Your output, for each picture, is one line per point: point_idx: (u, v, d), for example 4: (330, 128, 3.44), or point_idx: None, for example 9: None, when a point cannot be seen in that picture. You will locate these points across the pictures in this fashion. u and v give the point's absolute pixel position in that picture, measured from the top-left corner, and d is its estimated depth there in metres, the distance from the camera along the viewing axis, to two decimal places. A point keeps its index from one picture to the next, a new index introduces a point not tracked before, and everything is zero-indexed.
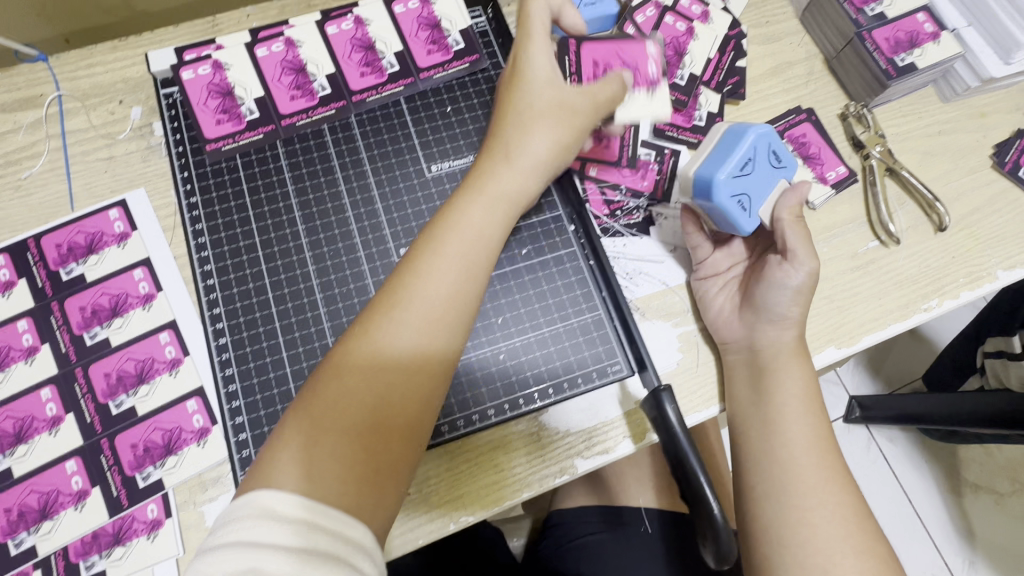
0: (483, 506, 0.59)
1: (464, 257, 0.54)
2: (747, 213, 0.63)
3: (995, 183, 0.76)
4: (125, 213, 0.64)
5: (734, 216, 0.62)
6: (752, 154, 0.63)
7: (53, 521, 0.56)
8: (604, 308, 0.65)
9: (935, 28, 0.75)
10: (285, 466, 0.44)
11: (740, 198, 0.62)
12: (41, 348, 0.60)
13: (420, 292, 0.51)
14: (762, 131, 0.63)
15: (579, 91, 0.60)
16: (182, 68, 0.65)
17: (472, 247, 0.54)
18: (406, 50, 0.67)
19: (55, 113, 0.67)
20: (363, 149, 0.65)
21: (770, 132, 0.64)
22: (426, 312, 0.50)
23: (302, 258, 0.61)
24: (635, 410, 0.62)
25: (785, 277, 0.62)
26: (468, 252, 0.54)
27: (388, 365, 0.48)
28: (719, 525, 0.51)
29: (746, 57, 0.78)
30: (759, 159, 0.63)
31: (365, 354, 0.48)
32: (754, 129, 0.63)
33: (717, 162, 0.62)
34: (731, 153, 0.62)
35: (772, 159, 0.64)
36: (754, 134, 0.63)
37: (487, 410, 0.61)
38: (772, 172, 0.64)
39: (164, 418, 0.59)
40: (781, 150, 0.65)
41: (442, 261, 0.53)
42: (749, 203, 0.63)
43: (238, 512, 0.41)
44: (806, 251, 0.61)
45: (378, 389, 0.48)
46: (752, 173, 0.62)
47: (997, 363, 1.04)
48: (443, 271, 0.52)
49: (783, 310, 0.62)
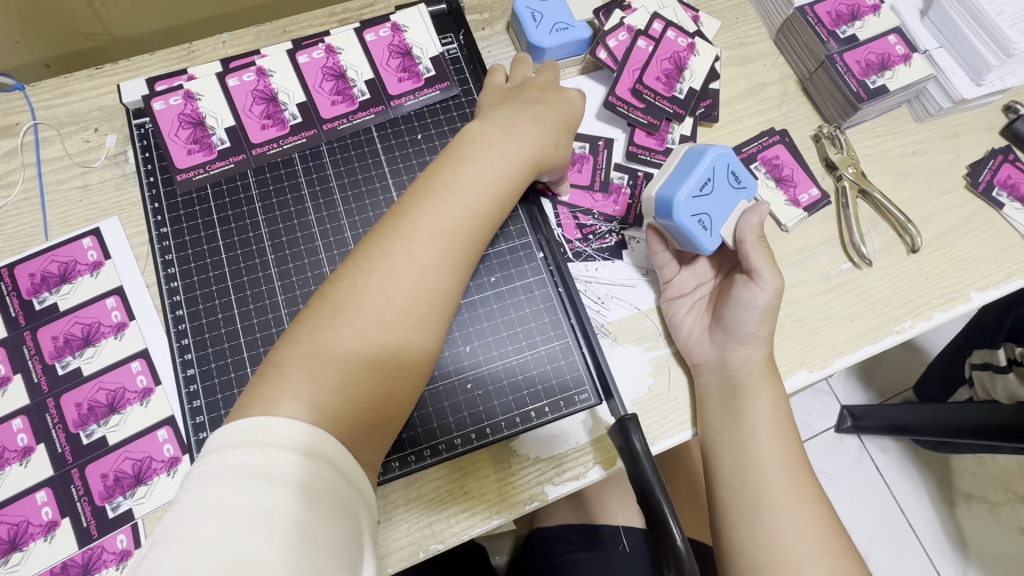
0: (452, 534, 0.59)
1: (481, 210, 0.54)
2: (708, 232, 0.64)
3: (969, 203, 0.76)
4: (99, 241, 0.65)
5: (693, 235, 0.63)
6: (712, 174, 0.64)
7: (23, 552, 0.56)
8: (573, 335, 0.65)
9: (907, 49, 0.75)
10: (297, 388, 0.44)
11: (700, 218, 0.63)
12: (13, 378, 0.60)
13: (441, 236, 0.52)
14: (721, 151, 0.64)
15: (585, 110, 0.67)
16: (154, 98, 0.65)
17: (489, 202, 0.55)
18: (377, 78, 0.67)
19: (31, 141, 0.68)
20: (334, 177, 0.65)
21: (730, 152, 0.65)
22: (442, 263, 0.51)
23: (270, 287, 0.62)
24: (603, 436, 0.63)
25: (751, 297, 0.62)
26: (486, 205, 0.55)
27: (404, 304, 0.49)
28: (683, 555, 0.50)
29: (719, 79, 0.78)
30: (719, 180, 0.64)
31: (382, 290, 0.49)
32: (714, 149, 0.64)
33: (676, 183, 0.63)
34: (689, 175, 0.63)
35: (732, 180, 0.65)
36: (713, 154, 0.63)
37: (454, 439, 0.61)
38: (733, 193, 0.65)
39: (134, 448, 0.59)
40: (743, 170, 0.65)
41: (455, 210, 0.53)
42: (710, 222, 0.64)
43: (238, 436, 0.40)
44: (769, 272, 0.61)
45: (389, 329, 0.48)
46: (711, 193, 0.64)
47: (984, 376, 1.04)
48: (457, 221, 0.53)
49: (751, 333, 0.63)
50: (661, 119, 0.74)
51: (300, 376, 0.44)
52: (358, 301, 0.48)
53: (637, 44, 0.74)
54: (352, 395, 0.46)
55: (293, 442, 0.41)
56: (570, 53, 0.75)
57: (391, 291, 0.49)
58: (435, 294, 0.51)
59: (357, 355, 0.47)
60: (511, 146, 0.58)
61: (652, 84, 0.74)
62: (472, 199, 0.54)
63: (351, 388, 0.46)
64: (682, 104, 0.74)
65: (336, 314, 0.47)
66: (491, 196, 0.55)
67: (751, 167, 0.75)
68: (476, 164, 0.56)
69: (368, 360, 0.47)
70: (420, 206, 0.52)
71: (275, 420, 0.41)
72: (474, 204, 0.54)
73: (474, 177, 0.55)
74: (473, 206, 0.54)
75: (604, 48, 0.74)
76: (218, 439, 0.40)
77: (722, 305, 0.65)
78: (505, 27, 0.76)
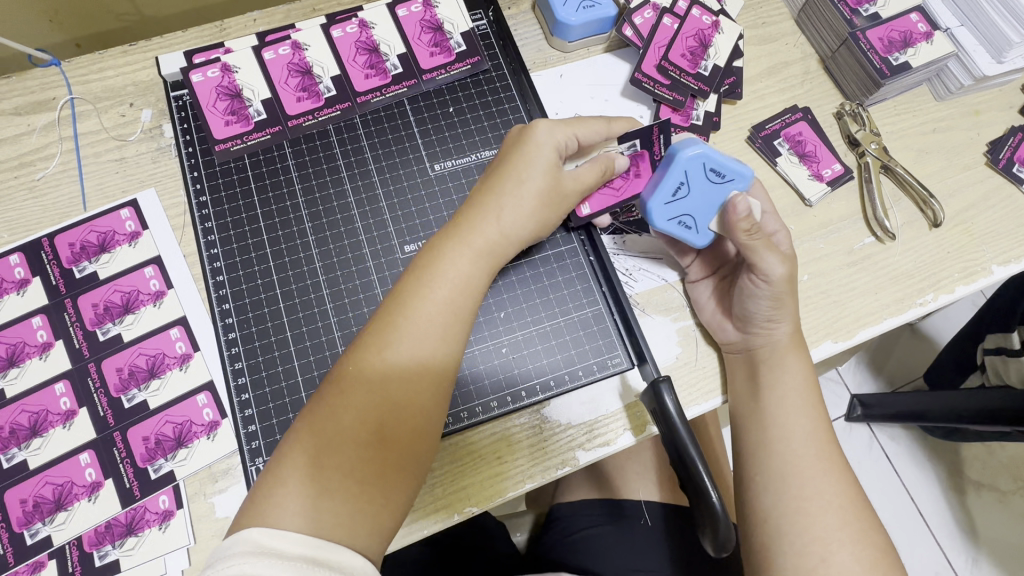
0: (486, 498, 0.60)
1: (444, 315, 0.52)
2: (695, 230, 0.64)
3: (989, 180, 0.77)
4: (136, 212, 0.66)
5: (679, 237, 0.65)
6: (684, 177, 0.62)
7: (67, 512, 0.57)
8: (605, 302, 0.67)
9: (929, 27, 0.76)
10: (275, 514, 0.45)
11: (681, 219, 0.64)
12: (55, 344, 0.61)
13: (412, 339, 0.51)
14: (692, 151, 0.61)
15: (573, 180, 0.60)
16: (192, 71, 0.67)
17: (453, 307, 0.53)
18: (409, 52, 0.70)
19: (68, 116, 0.68)
20: (367, 147, 0.68)
21: (704, 150, 0.61)
22: (400, 375, 0.50)
23: (309, 254, 0.64)
24: (635, 402, 0.64)
25: (755, 290, 0.61)
26: (450, 310, 0.53)
27: (364, 422, 0.48)
28: (719, 514, 0.52)
29: (742, 58, 0.79)
30: (694, 180, 0.62)
31: (337, 413, 0.48)
32: (682, 150, 0.61)
33: (651, 190, 0.64)
34: (660, 182, 0.63)
35: (712, 175, 0.62)
36: (681, 158, 0.61)
37: (490, 402, 0.62)
38: (714, 189, 0.62)
39: (174, 412, 0.60)
40: (725, 163, 0.61)
41: (427, 310, 0.52)
42: (695, 221, 0.64)
43: (233, 549, 0.42)
44: (767, 265, 0.59)
45: (358, 445, 0.48)
46: (687, 196, 0.63)
47: (997, 360, 1.03)
48: (430, 321, 0.52)
49: (764, 317, 0.62)
50: (687, 95, 0.75)
51: (274, 505, 0.45)
52: (319, 426, 0.48)
53: (662, 21, 0.75)
54: (340, 504, 0.46)
55: (279, 551, 0.43)
56: (596, 32, 0.75)
57: (346, 414, 0.48)
58: (398, 405, 0.50)
59: (334, 476, 0.47)
60: (473, 245, 0.55)
61: (678, 59, 0.75)
62: (430, 309, 0.52)
63: (336, 501, 0.46)
64: (708, 81, 0.75)
65: (299, 444, 0.48)
66: (454, 299, 0.53)
67: (775, 143, 0.76)
68: (435, 273, 0.53)
69: (349, 476, 0.47)
70: (374, 327, 0.52)
71: (266, 532, 0.43)
72: (436, 314, 0.52)
73: (431, 286, 0.53)
74: (432, 313, 0.52)
75: (629, 26, 0.75)
76: (223, 550, 0.43)
77: (732, 294, 0.65)
78: (530, 7, 0.77)
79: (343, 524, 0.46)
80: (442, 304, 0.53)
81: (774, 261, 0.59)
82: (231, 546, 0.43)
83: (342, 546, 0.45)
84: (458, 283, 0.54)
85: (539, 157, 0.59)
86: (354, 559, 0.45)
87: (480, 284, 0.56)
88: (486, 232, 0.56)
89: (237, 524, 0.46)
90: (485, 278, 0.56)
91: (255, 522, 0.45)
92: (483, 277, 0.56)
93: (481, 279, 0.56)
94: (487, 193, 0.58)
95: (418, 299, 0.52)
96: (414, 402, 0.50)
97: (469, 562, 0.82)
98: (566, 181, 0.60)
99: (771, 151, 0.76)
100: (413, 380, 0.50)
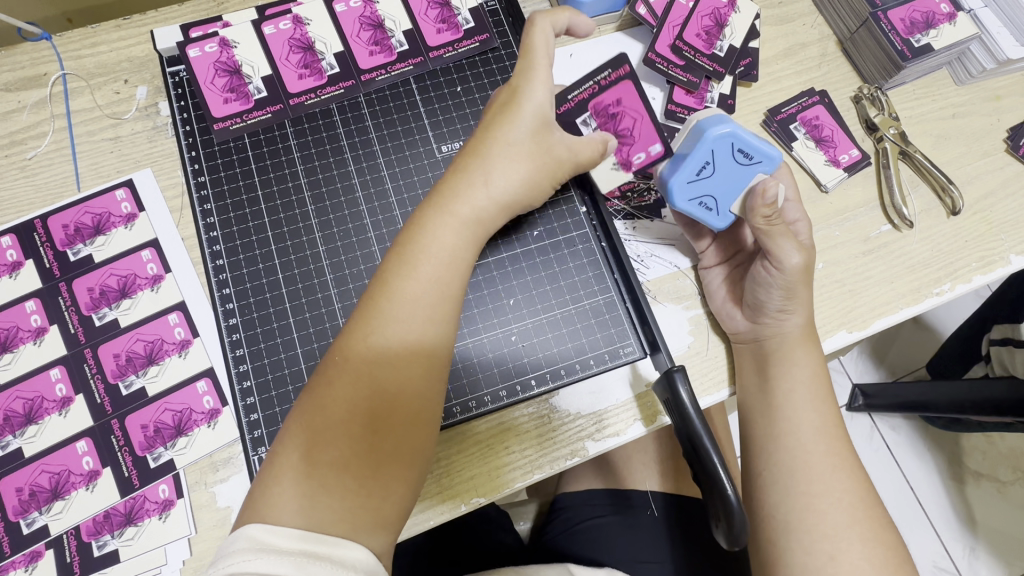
0: (492, 489, 0.59)
1: (430, 292, 0.50)
2: (716, 212, 0.62)
3: (1008, 167, 0.75)
4: (132, 193, 0.64)
5: (698, 218, 0.63)
6: (711, 156, 0.60)
7: (65, 500, 0.56)
8: (617, 289, 0.65)
9: (951, 9, 0.74)
10: (273, 511, 0.44)
11: (701, 200, 0.62)
12: (50, 329, 0.59)
13: (394, 321, 0.49)
14: (722, 129, 0.59)
15: (565, 146, 0.58)
16: (188, 46, 0.65)
17: (439, 282, 0.51)
18: (416, 28, 0.67)
19: (60, 92, 0.66)
20: (372, 126, 0.66)
21: (733, 129, 0.59)
22: (389, 358, 0.48)
23: (312, 238, 0.62)
24: (646, 392, 0.62)
25: (768, 277, 0.60)
26: (436, 287, 0.50)
27: (353, 409, 0.47)
28: (734, 508, 0.51)
29: (759, 38, 0.76)
30: (720, 159, 0.60)
31: (325, 404, 0.47)
32: (710, 128, 0.59)
33: (675, 166, 0.62)
34: (684, 160, 0.61)
35: (738, 156, 0.60)
36: (713, 134, 0.59)
37: (499, 392, 0.61)
38: (738, 171, 0.60)
39: (173, 399, 0.59)
40: (755, 145, 0.59)
41: (411, 289, 0.50)
42: (715, 202, 0.62)
43: (231, 547, 0.42)
44: (783, 251, 0.58)
45: (351, 435, 0.46)
46: (712, 176, 0.61)
47: (1003, 351, 0.98)
48: (413, 300, 0.49)
49: (776, 308, 0.60)
50: (701, 76, 0.72)
51: (273, 501, 0.44)
52: (304, 420, 0.47)
53: None
54: (336, 499, 0.44)
55: (278, 546, 0.42)
56: (608, 9, 0.73)
57: (335, 403, 0.46)
58: (389, 387, 0.47)
59: (331, 469, 0.45)
60: (461, 220, 0.53)
61: (694, 39, 0.72)
62: (418, 288, 0.50)
63: (332, 495, 0.45)
64: (724, 62, 0.73)
65: (290, 439, 0.46)
66: (440, 275, 0.51)
67: (790, 128, 0.74)
68: (419, 250, 0.51)
69: (342, 466, 0.45)
70: (360, 311, 0.50)
71: (262, 528, 0.42)
72: (424, 292, 0.50)
73: (415, 264, 0.50)
74: (417, 292, 0.50)
75: (643, 4, 0.72)
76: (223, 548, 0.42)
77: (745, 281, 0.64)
78: None
79: (342, 517, 0.44)
80: (430, 282, 0.50)
81: (791, 248, 0.58)
82: (225, 547, 0.43)
83: (345, 539, 0.44)
84: (442, 258, 0.51)
85: (523, 117, 0.56)
86: (349, 550, 0.43)
87: (467, 258, 0.53)
88: (473, 202, 0.54)
89: (239, 520, 0.45)
90: (472, 252, 0.54)
91: (254, 519, 0.44)
92: (469, 250, 0.53)
93: (469, 254, 0.54)
94: (472, 160, 0.55)
95: (399, 278, 0.50)
96: (406, 385, 0.48)
97: (470, 552, 0.81)
98: (557, 146, 0.57)
99: (787, 135, 0.74)
100: (399, 361, 0.48)
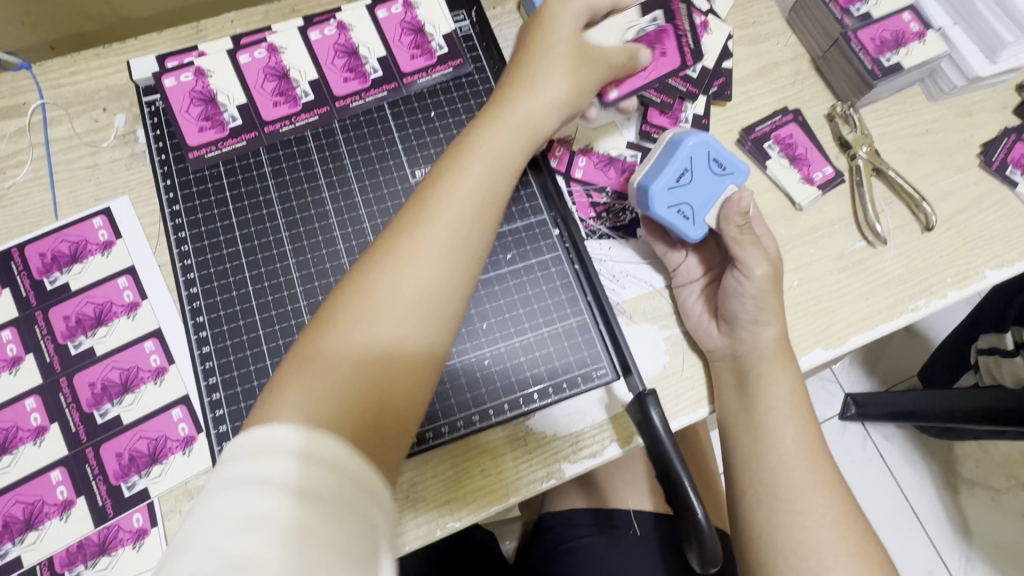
0: (469, 512, 0.59)
1: (481, 200, 0.50)
2: (692, 221, 0.64)
3: (982, 182, 0.76)
4: (109, 221, 0.64)
5: (675, 226, 0.64)
6: (689, 163, 0.63)
7: (38, 531, 0.56)
8: (590, 312, 0.66)
9: (921, 27, 0.75)
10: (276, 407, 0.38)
11: (680, 208, 0.63)
12: (25, 358, 0.60)
13: (447, 215, 0.48)
14: (696, 140, 0.63)
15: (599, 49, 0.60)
16: (164, 76, 0.66)
17: (490, 190, 0.51)
18: (389, 55, 0.68)
19: (39, 121, 0.66)
20: (346, 153, 0.66)
21: (708, 141, 0.64)
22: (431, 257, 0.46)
23: (285, 264, 0.62)
24: (622, 414, 0.62)
25: (739, 284, 0.62)
26: (483, 196, 0.51)
27: (389, 302, 0.44)
28: (704, 529, 0.51)
29: (732, 58, 0.78)
30: (698, 167, 0.63)
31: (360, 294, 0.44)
32: (687, 138, 0.63)
33: (654, 174, 0.64)
34: (666, 166, 0.63)
35: (713, 166, 0.64)
36: (691, 141, 0.63)
37: (471, 416, 0.61)
38: (715, 179, 0.64)
39: (148, 427, 0.59)
40: (728, 157, 0.64)
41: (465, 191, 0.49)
42: (693, 211, 0.64)
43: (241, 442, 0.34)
44: (751, 259, 0.61)
45: (380, 330, 0.43)
46: (690, 182, 0.63)
47: (990, 360, 0.99)
48: (465, 204, 0.49)
49: (750, 318, 0.61)
50: (675, 98, 0.72)
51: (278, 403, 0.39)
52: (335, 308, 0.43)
53: None
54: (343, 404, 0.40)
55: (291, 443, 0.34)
56: None
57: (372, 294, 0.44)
58: (420, 290, 0.45)
59: (349, 367, 0.41)
60: (484, 159, 0.53)
61: None
62: (468, 186, 0.50)
63: (338, 400, 0.40)
64: (697, 83, 0.74)
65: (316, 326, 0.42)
66: (488, 187, 0.51)
67: (764, 146, 0.75)
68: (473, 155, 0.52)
69: (358, 367, 0.42)
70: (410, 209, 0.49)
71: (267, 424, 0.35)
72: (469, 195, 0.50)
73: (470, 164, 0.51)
74: (471, 195, 0.50)
75: None
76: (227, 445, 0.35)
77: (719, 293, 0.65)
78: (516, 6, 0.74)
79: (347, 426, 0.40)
80: (479, 189, 0.50)
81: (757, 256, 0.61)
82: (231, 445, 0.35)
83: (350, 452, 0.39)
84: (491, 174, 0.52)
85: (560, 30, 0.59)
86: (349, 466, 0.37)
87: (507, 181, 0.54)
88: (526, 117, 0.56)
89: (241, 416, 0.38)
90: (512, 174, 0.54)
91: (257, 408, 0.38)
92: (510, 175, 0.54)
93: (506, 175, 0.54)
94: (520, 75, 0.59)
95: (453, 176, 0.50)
96: (447, 288, 0.46)
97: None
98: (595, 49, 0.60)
99: (761, 154, 0.74)
100: (444, 259, 0.47)
